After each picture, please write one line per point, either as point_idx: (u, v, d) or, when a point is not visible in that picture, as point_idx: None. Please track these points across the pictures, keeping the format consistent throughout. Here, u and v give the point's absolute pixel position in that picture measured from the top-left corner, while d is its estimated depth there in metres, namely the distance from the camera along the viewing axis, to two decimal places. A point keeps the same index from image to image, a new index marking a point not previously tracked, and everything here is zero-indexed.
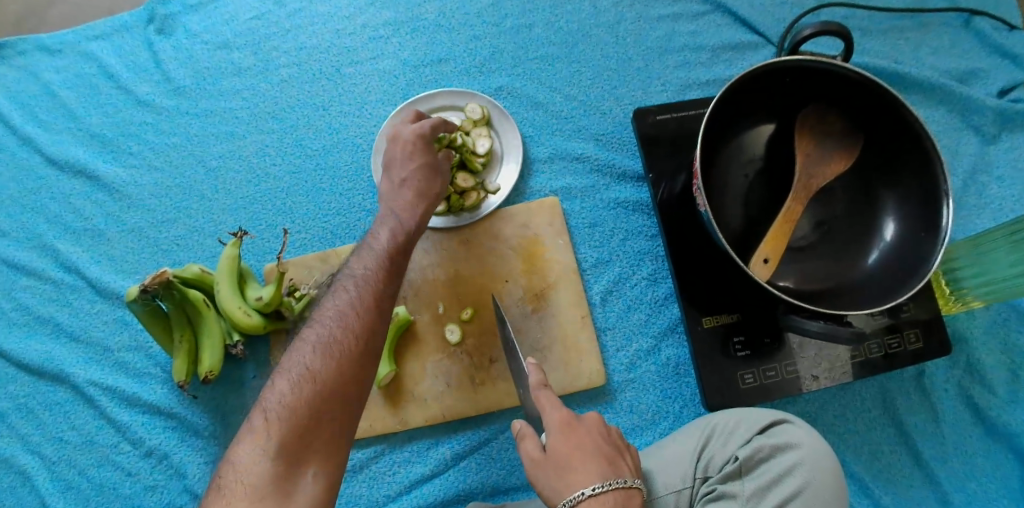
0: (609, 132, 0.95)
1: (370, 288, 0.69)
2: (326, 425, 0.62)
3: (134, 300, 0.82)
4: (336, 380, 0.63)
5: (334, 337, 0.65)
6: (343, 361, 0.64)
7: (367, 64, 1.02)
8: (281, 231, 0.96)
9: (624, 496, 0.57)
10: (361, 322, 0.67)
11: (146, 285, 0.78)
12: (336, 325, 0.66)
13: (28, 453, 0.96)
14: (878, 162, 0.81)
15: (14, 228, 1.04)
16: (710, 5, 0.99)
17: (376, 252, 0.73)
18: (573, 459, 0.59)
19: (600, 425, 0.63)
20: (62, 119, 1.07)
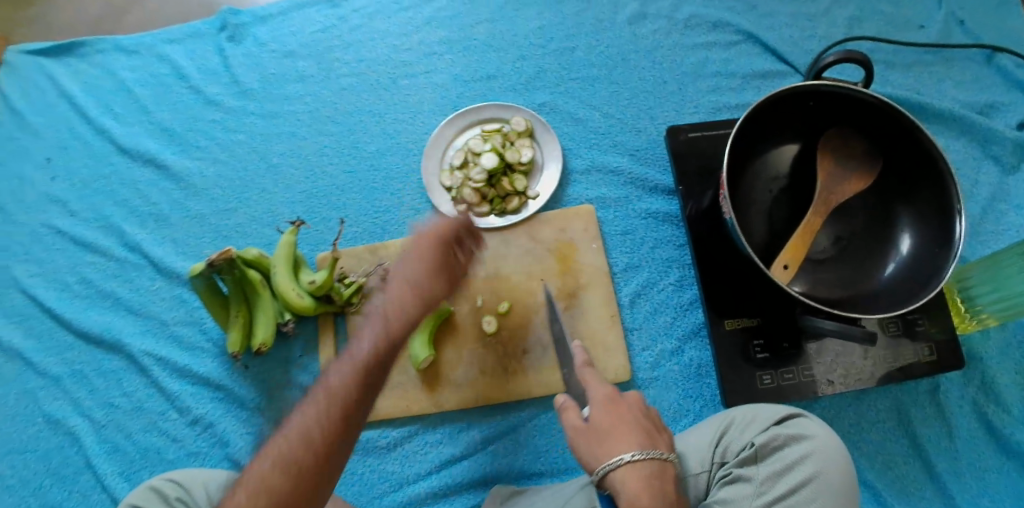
0: (643, 148, 1.02)
1: (360, 372, 0.65)
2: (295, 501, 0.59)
3: (197, 276, 0.90)
4: (308, 461, 0.60)
5: (310, 431, 0.61)
6: (308, 443, 0.61)
7: (421, 77, 1.10)
8: (337, 219, 1.04)
9: (661, 465, 0.66)
10: (341, 416, 0.62)
11: (212, 261, 0.87)
12: (317, 411, 0.62)
13: (79, 416, 1.04)
14: (895, 181, 0.87)
15: (85, 209, 1.14)
16: (742, 36, 1.07)
17: (377, 328, 0.68)
18: (614, 430, 0.68)
19: (640, 404, 0.71)
20: (136, 114, 1.18)
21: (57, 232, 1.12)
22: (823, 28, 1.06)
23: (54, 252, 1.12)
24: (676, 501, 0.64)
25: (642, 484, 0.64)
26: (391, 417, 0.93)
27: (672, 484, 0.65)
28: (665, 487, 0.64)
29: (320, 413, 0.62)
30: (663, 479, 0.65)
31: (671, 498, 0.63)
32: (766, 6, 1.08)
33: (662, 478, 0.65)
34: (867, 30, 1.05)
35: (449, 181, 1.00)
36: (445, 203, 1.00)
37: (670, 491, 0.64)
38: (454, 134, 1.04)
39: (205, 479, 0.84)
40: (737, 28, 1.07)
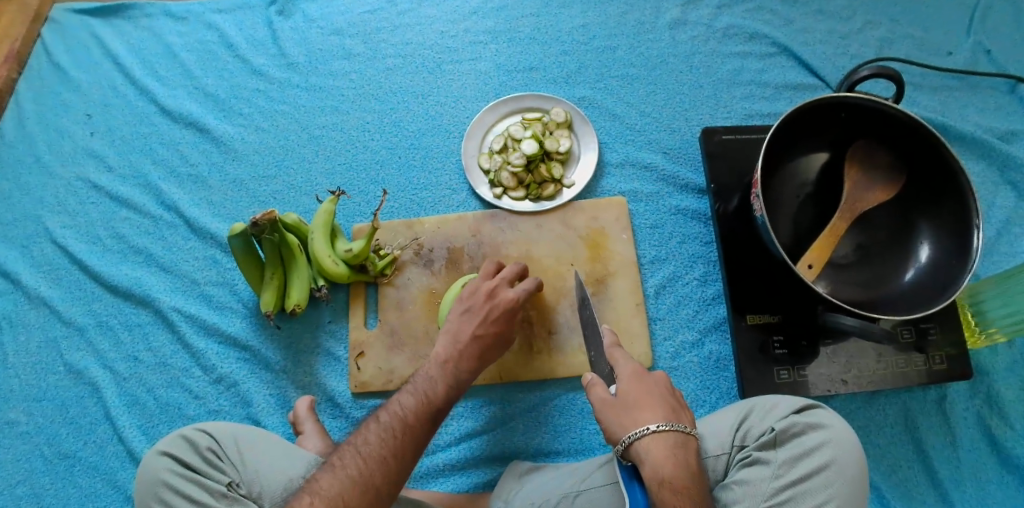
0: (676, 147, 1.06)
1: (411, 433, 0.73)
2: (369, 492, 0.68)
3: (237, 235, 0.91)
4: (385, 457, 0.70)
5: (365, 482, 0.68)
6: (385, 442, 0.71)
7: (465, 64, 1.14)
8: (379, 193, 1.07)
9: (685, 439, 0.68)
10: (415, 427, 0.74)
11: (255, 222, 0.87)
12: (370, 461, 0.70)
13: (101, 367, 1.05)
14: (918, 193, 0.91)
15: (123, 166, 1.16)
16: (778, 48, 1.11)
17: (444, 364, 0.82)
18: (641, 403, 0.70)
19: (668, 383, 0.74)
20: (179, 77, 1.20)
21: (92, 186, 1.14)
22: (855, 47, 1.10)
23: (88, 205, 1.14)
24: (697, 473, 0.66)
25: (666, 454, 0.66)
26: None
27: (694, 457, 0.68)
28: (687, 459, 0.67)
29: (374, 462, 0.70)
30: (685, 452, 0.67)
31: (692, 469, 0.66)
32: (803, 22, 1.12)
33: (685, 450, 0.68)
34: (897, 53, 1.09)
35: (488, 164, 1.04)
36: (481, 185, 1.04)
37: (692, 463, 0.67)
38: (495, 120, 1.07)
39: (239, 434, 0.81)
40: (773, 40, 1.11)
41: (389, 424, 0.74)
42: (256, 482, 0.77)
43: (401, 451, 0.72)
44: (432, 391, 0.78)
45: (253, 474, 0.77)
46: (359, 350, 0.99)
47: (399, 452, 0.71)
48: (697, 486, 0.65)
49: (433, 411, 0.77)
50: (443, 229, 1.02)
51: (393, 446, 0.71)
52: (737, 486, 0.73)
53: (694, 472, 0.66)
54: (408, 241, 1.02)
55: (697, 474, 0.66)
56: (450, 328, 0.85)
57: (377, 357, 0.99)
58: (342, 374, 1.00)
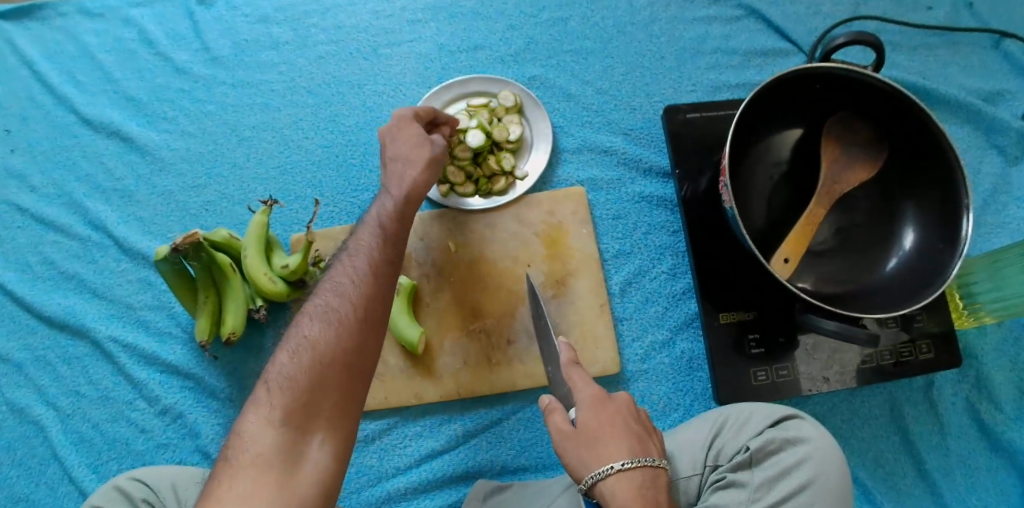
0: (637, 128, 0.97)
1: (379, 257, 0.66)
2: (352, 341, 0.60)
3: (162, 259, 0.84)
4: (359, 304, 0.62)
5: (334, 303, 0.62)
6: (353, 288, 0.63)
7: (404, 46, 1.03)
8: (313, 199, 0.97)
9: (653, 472, 0.63)
10: (380, 268, 0.65)
11: (176, 245, 0.80)
12: (342, 309, 0.61)
13: (44, 405, 0.98)
14: (902, 174, 0.83)
15: (47, 185, 1.06)
16: (745, 10, 1.01)
17: (387, 211, 0.71)
18: (605, 435, 0.64)
19: (632, 406, 0.68)
20: (98, 81, 1.09)
21: (17, 208, 1.05)
22: (829, 4, 1.00)
23: (14, 229, 1.05)
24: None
25: (633, 493, 0.61)
26: (369, 409, 0.89)
27: (663, 492, 0.62)
28: (657, 497, 0.61)
29: (347, 305, 0.61)
30: (653, 487, 0.62)
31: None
32: None
33: (654, 485, 0.62)
34: (873, 9, 0.99)
35: None
36: None
37: (661, 499, 0.62)
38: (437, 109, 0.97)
39: (177, 477, 0.75)
40: (739, 1, 1.01)
41: (363, 238, 0.68)
42: None
43: (375, 294, 0.63)
44: (383, 248, 0.67)
45: None
46: None
47: (374, 300, 0.62)
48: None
49: (396, 256, 0.68)
50: None
51: (366, 290, 0.63)
52: None
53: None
54: None
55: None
56: (389, 179, 0.74)
57: None
58: None
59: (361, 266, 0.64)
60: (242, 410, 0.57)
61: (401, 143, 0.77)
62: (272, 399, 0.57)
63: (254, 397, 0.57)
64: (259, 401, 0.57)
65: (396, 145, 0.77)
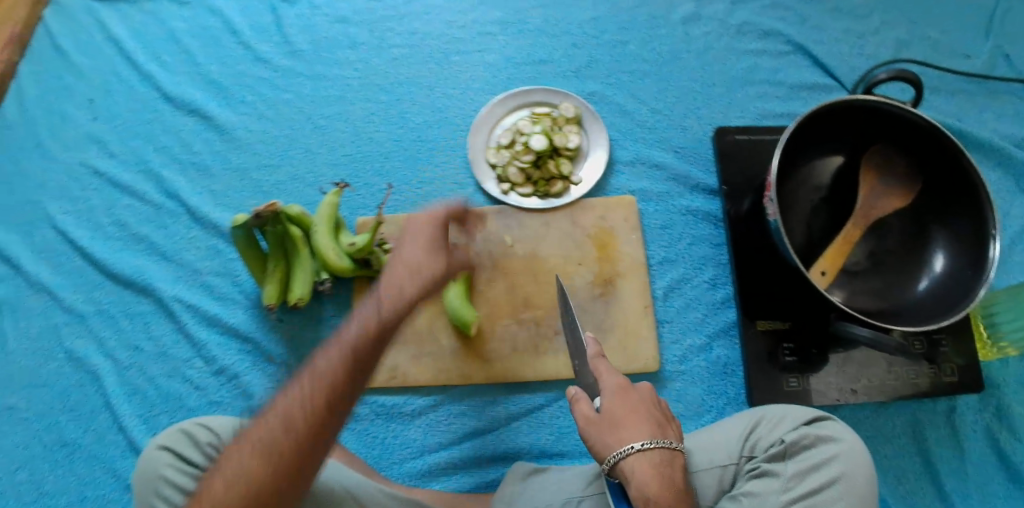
0: (688, 146, 1.03)
1: (350, 365, 0.60)
2: (306, 445, 0.58)
3: (239, 226, 0.90)
4: (322, 407, 0.59)
5: (295, 406, 0.59)
6: (318, 386, 0.59)
7: (474, 55, 1.11)
8: (385, 186, 1.04)
9: (671, 456, 0.68)
10: (350, 373, 0.60)
11: (256, 213, 0.87)
12: (300, 414, 0.58)
13: (101, 355, 1.04)
14: (933, 205, 0.90)
15: (124, 152, 1.14)
16: (793, 47, 1.08)
17: (378, 301, 0.64)
18: (628, 419, 0.69)
19: (653, 396, 0.73)
20: (183, 64, 1.18)
21: (93, 172, 1.13)
22: (872, 47, 1.08)
23: (88, 191, 1.12)
24: (683, 490, 0.66)
25: (652, 474, 0.66)
26: (419, 384, 0.94)
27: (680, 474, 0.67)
28: (674, 478, 0.66)
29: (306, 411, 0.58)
30: (672, 468, 0.67)
31: (680, 488, 0.66)
32: (819, 20, 1.10)
33: (672, 467, 0.67)
34: (915, 54, 1.07)
35: (495, 159, 1.01)
36: (489, 181, 1.01)
37: (678, 481, 0.66)
38: (501, 114, 1.05)
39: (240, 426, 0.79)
40: (788, 38, 1.08)
41: (344, 334, 0.62)
42: None
43: (337, 399, 0.59)
44: (360, 349, 0.61)
45: None
46: None
47: (335, 403, 0.59)
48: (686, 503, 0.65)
49: (374, 356, 0.62)
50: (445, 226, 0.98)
51: (329, 391, 0.59)
52: (745, 498, 0.72)
53: (680, 489, 0.66)
54: None
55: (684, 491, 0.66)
56: (389, 270, 0.66)
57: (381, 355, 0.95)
58: None
59: (331, 368, 0.60)
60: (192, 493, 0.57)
61: (412, 245, 0.68)
62: (220, 493, 0.56)
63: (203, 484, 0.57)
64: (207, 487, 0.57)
65: (406, 247, 0.68)
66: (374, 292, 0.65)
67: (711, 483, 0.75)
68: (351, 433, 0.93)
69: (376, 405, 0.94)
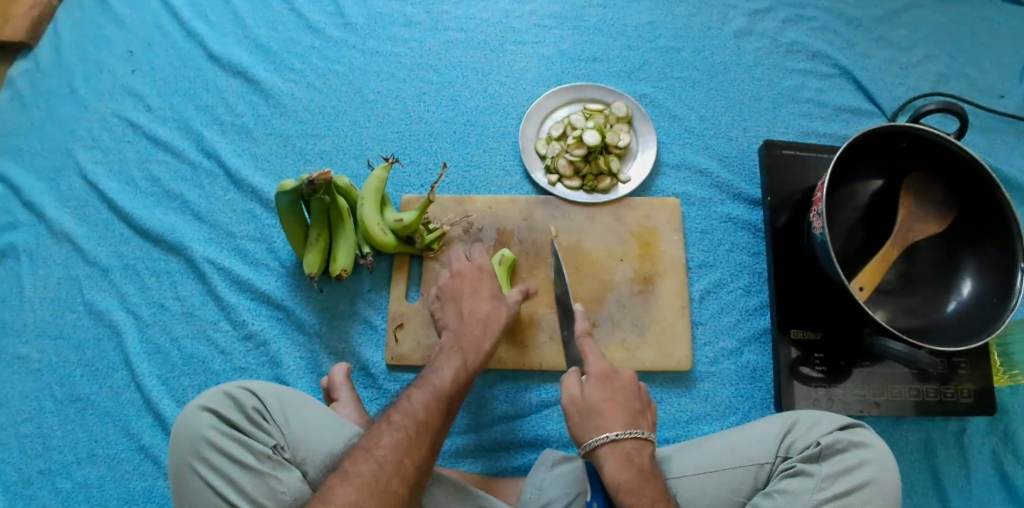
0: (732, 156, 1.06)
1: (449, 396, 0.78)
2: (418, 463, 0.72)
3: (286, 193, 0.87)
4: (435, 434, 0.75)
5: (412, 433, 0.73)
6: (431, 414, 0.76)
7: (529, 46, 1.12)
8: (440, 164, 1.05)
9: (638, 443, 0.71)
10: (446, 405, 0.77)
11: (306, 183, 0.83)
12: (418, 439, 0.73)
13: (123, 310, 1.00)
14: (965, 232, 0.93)
15: (163, 107, 1.10)
16: (838, 71, 1.12)
17: (456, 353, 0.82)
18: (605, 409, 0.73)
19: (634, 385, 0.77)
20: (230, 24, 1.15)
21: (129, 124, 1.09)
22: (913, 78, 1.12)
23: (122, 143, 1.09)
24: (648, 475, 0.70)
25: (618, 461, 0.70)
26: None
27: (647, 459, 0.71)
28: (640, 465, 0.70)
29: (422, 437, 0.74)
30: (640, 453, 0.71)
31: (645, 473, 0.70)
32: (865, 47, 1.13)
33: (637, 451, 0.71)
34: (952, 89, 1.11)
35: (545, 150, 1.03)
36: (537, 171, 1.03)
37: (644, 466, 0.70)
38: (554, 106, 1.06)
39: (283, 394, 0.79)
40: (835, 62, 1.12)
41: (442, 373, 0.80)
42: (301, 448, 0.76)
43: (439, 429, 0.75)
44: (455, 387, 0.79)
45: (299, 441, 0.76)
46: (399, 321, 0.97)
47: (438, 430, 0.75)
48: (650, 488, 0.68)
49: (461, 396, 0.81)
50: (494, 210, 1.00)
51: (438, 419, 0.76)
52: (779, 494, 0.74)
53: (645, 475, 0.69)
54: (457, 218, 1.00)
55: (652, 477, 0.70)
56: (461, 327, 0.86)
57: (416, 330, 0.97)
58: (378, 345, 0.97)
59: (437, 401, 0.77)
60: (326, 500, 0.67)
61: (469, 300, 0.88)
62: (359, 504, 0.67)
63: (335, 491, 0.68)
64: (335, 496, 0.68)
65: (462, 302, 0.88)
66: (448, 346, 0.84)
67: (744, 479, 0.78)
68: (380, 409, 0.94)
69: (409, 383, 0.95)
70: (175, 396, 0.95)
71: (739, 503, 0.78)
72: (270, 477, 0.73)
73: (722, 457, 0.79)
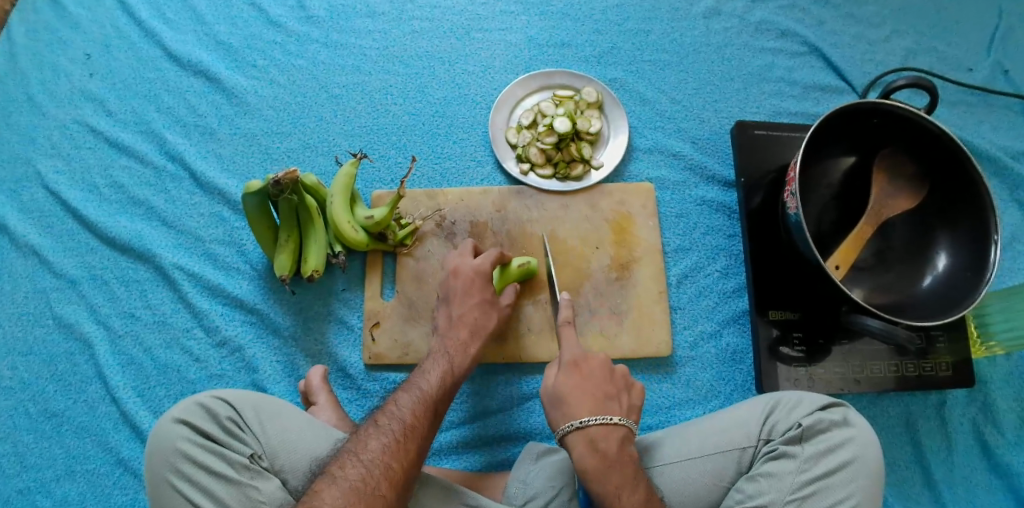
0: (705, 138, 1.05)
1: (434, 400, 0.79)
2: (407, 466, 0.71)
3: (253, 193, 0.84)
4: (423, 436, 0.75)
5: (401, 434, 0.73)
6: (418, 416, 0.76)
7: (496, 33, 1.10)
8: (410, 158, 1.04)
9: (605, 429, 0.74)
10: (433, 410, 0.78)
11: (273, 182, 0.80)
12: (405, 442, 0.73)
13: (93, 323, 0.97)
14: (938, 207, 0.92)
15: (124, 111, 1.07)
16: (808, 48, 1.11)
17: (441, 360, 0.84)
18: (573, 398, 0.76)
19: (605, 369, 0.79)
20: (189, 21, 1.12)
21: (89, 130, 1.06)
22: (882, 53, 1.11)
23: (83, 149, 1.05)
24: (615, 461, 0.73)
25: (585, 447, 0.73)
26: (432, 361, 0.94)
27: (613, 446, 0.74)
28: (605, 451, 0.73)
29: (411, 438, 0.73)
30: (607, 440, 0.74)
31: (609, 460, 0.73)
32: (833, 24, 1.13)
33: (604, 437, 0.74)
34: (921, 63, 1.11)
35: (516, 139, 1.02)
36: (509, 160, 1.01)
37: (609, 453, 0.73)
38: (524, 94, 1.05)
39: (260, 402, 0.78)
40: (804, 39, 1.11)
41: (429, 378, 0.81)
42: (280, 456, 0.75)
43: (427, 432, 0.75)
44: (440, 391, 0.80)
45: (277, 448, 0.75)
46: (374, 320, 0.95)
47: (427, 434, 0.75)
48: (615, 475, 0.72)
49: (448, 402, 0.81)
50: (467, 202, 0.99)
51: (428, 423, 0.76)
52: (763, 478, 0.74)
53: (610, 462, 0.72)
54: (430, 212, 0.98)
55: (618, 462, 0.73)
56: (450, 328, 0.87)
57: (393, 327, 0.95)
58: (355, 345, 0.95)
59: (423, 404, 0.77)
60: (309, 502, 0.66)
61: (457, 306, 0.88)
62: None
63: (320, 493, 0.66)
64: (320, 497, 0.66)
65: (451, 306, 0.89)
66: (435, 352, 0.85)
67: (727, 463, 0.78)
68: (361, 410, 0.93)
69: (389, 382, 0.94)
70: (152, 407, 0.93)
71: (723, 487, 0.78)
72: (248, 487, 0.71)
73: (704, 442, 0.79)
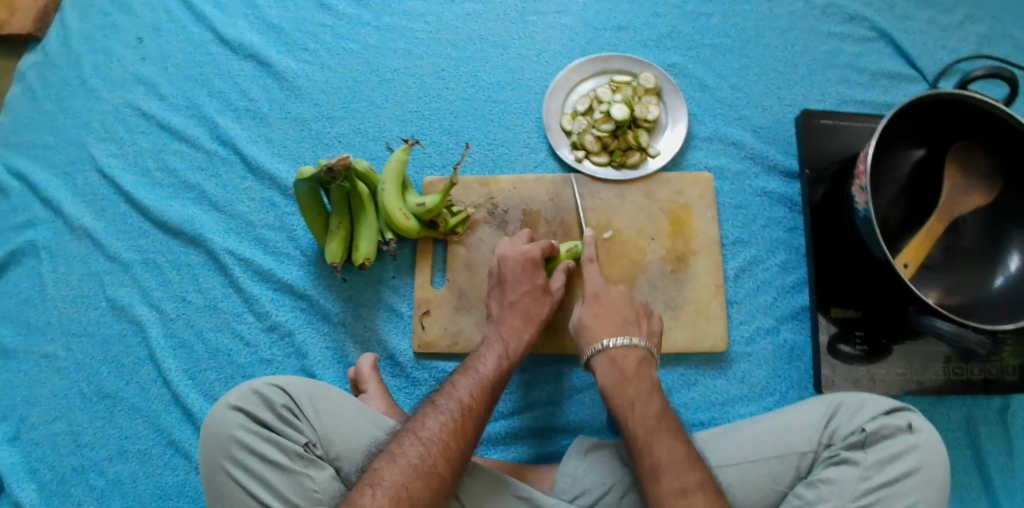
0: (766, 127, 1.01)
1: (490, 382, 0.77)
2: (464, 448, 0.71)
3: (304, 180, 0.82)
4: (480, 416, 0.74)
5: (457, 414, 0.72)
6: (474, 395, 0.75)
7: (551, 16, 1.06)
8: (461, 144, 1.01)
9: (644, 402, 0.74)
10: (489, 392, 0.77)
11: (326, 167, 0.78)
12: (463, 424, 0.72)
13: (147, 306, 0.97)
14: (1014, 204, 0.88)
15: (175, 95, 1.06)
16: (877, 33, 1.06)
17: (498, 346, 0.82)
18: (610, 377, 0.77)
19: (641, 348, 0.80)
20: (239, 5, 1.10)
21: (142, 114, 1.05)
22: (954, 40, 1.06)
23: (135, 133, 1.04)
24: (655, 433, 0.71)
25: (625, 419, 0.73)
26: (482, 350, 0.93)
27: (650, 411, 0.73)
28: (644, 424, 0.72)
29: (469, 423, 0.72)
30: (645, 410, 0.73)
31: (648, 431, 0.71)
32: (904, 9, 1.07)
33: (642, 410, 0.73)
34: (996, 51, 1.05)
35: (570, 126, 0.99)
36: (563, 147, 0.99)
37: (648, 425, 0.72)
38: (579, 79, 1.02)
39: (313, 389, 0.77)
40: (873, 24, 1.06)
41: (487, 361, 0.80)
42: (333, 444, 0.75)
43: (483, 413, 0.74)
44: (497, 374, 0.79)
45: (331, 436, 0.75)
46: (424, 308, 0.94)
47: (484, 418, 0.74)
48: (657, 447, 0.70)
49: (504, 386, 0.80)
50: (520, 190, 0.96)
51: (487, 404, 0.75)
52: (823, 484, 0.72)
53: (650, 432, 0.71)
54: (482, 200, 0.96)
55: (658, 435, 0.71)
56: (503, 314, 0.85)
57: (443, 317, 0.94)
58: (404, 333, 0.94)
59: (484, 386, 0.77)
60: (362, 483, 0.66)
61: (510, 295, 0.86)
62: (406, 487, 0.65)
63: (377, 473, 0.67)
64: (377, 479, 0.66)
65: (504, 292, 0.86)
66: (490, 334, 0.84)
67: (784, 468, 0.76)
68: (410, 398, 0.92)
69: (438, 370, 0.93)
70: (202, 391, 0.93)
71: (780, 492, 0.76)
72: (302, 475, 0.71)
73: (762, 445, 0.77)
